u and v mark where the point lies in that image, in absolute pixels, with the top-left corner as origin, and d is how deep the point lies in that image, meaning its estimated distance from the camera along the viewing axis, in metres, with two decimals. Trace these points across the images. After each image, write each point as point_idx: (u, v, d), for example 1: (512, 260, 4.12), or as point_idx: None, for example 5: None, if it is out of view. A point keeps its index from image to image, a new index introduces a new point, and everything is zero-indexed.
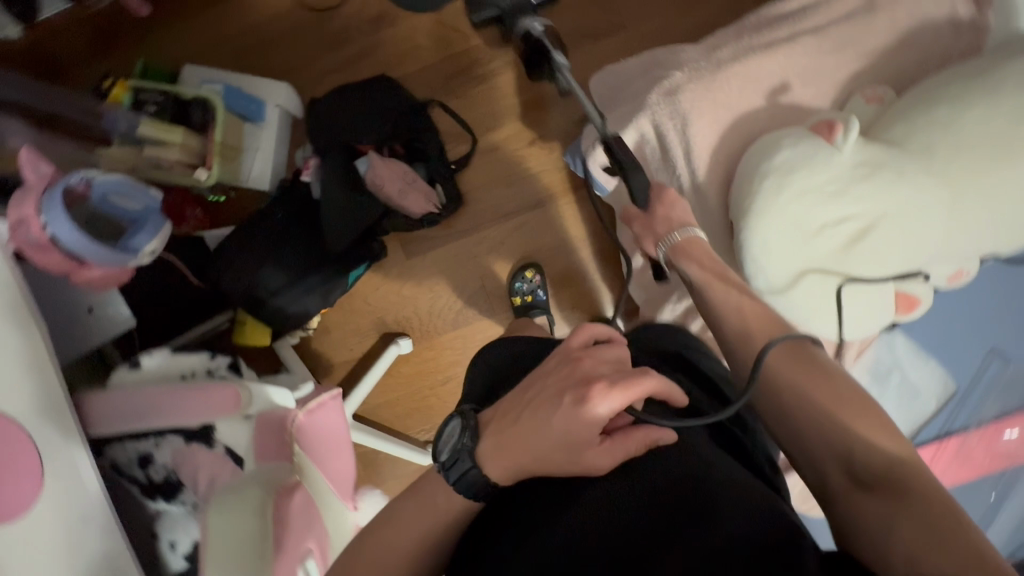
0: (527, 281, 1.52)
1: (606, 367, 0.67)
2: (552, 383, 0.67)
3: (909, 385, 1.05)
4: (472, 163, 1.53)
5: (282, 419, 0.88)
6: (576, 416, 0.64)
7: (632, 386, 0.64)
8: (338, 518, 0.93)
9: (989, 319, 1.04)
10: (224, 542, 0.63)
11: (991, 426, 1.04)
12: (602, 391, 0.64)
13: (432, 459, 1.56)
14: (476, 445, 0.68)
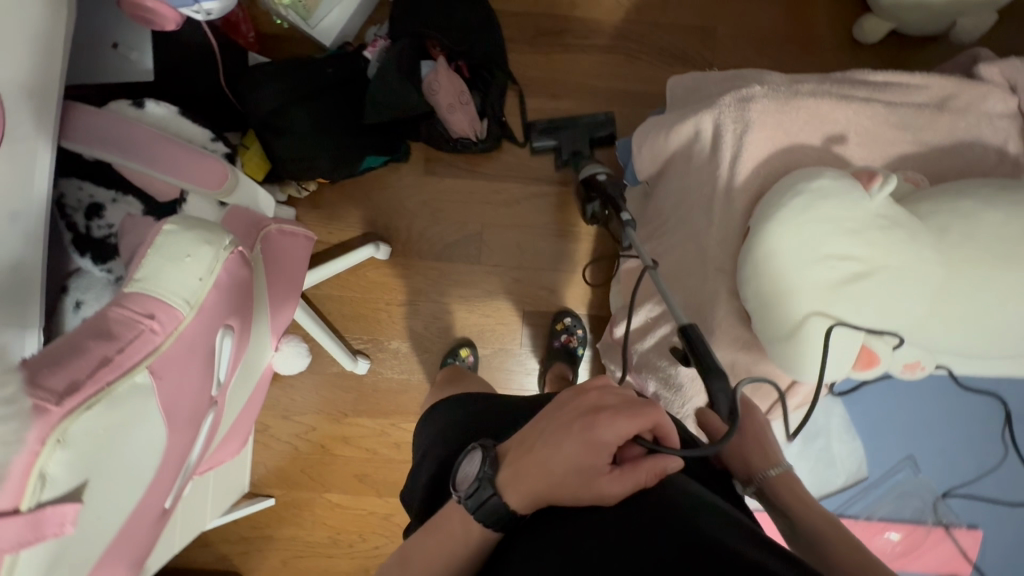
0: (458, 359, 1.54)
1: (613, 398, 0.64)
2: (557, 414, 0.65)
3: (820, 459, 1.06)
4: (523, 118, 1.54)
5: (255, 221, 0.87)
6: (584, 447, 0.60)
7: (634, 417, 0.61)
8: (260, 347, 0.88)
9: (917, 434, 1.08)
10: (175, 252, 0.60)
11: (878, 523, 1.07)
12: (608, 421, 0.61)
13: (356, 367, 1.52)
14: (496, 474, 0.65)
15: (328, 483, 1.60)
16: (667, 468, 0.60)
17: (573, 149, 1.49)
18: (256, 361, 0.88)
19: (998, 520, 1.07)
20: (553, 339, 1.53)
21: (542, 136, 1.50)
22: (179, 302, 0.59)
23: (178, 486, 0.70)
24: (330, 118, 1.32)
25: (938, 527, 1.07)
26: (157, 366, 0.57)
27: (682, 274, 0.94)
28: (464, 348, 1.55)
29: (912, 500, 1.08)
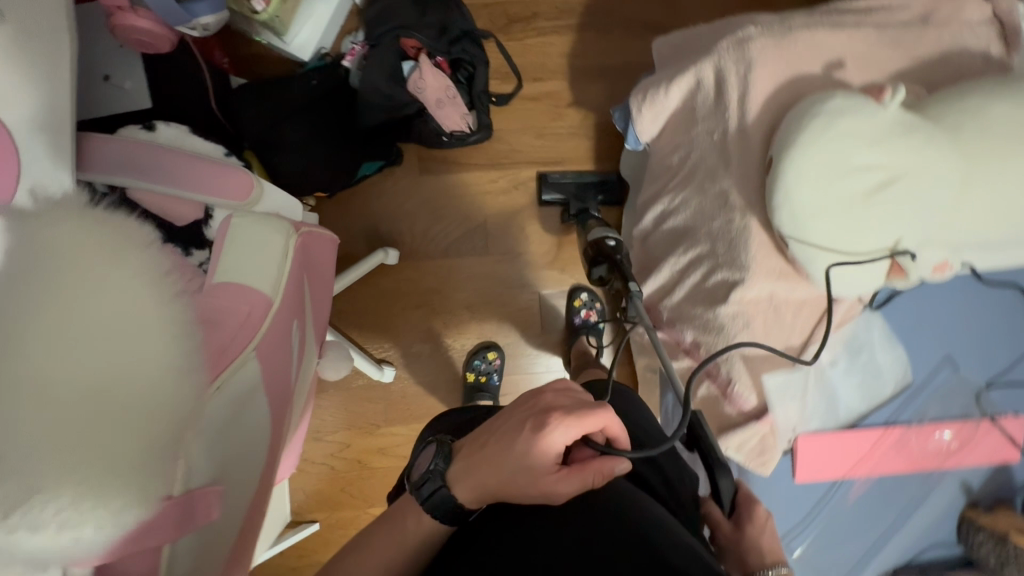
0: (486, 361, 1.53)
1: (565, 400, 0.71)
2: (515, 417, 0.70)
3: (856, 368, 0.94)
4: (511, 105, 1.56)
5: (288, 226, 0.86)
6: (537, 444, 0.66)
7: (586, 416, 0.68)
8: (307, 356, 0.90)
9: (962, 328, 0.95)
10: (252, 250, 0.78)
11: (930, 425, 0.93)
12: (561, 420, 0.67)
13: (382, 376, 1.50)
14: (448, 468, 0.73)
15: (370, 498, 1.58)
16: (614, 468, 0.68)
17: (582, 206, 1.51)
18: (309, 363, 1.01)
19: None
20: (573, 316, 1.54)
21: (549, 189, 1.53)
22: (267, 288, 0.77)
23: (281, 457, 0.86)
24: (325, 132, 1.33)
25: (987, 420, 0.94)
26: (260, 348, 0.76)
27: (707, 219, 0.97)
28: (490, 349, 1.55)
29: (954, 396, 0.94)
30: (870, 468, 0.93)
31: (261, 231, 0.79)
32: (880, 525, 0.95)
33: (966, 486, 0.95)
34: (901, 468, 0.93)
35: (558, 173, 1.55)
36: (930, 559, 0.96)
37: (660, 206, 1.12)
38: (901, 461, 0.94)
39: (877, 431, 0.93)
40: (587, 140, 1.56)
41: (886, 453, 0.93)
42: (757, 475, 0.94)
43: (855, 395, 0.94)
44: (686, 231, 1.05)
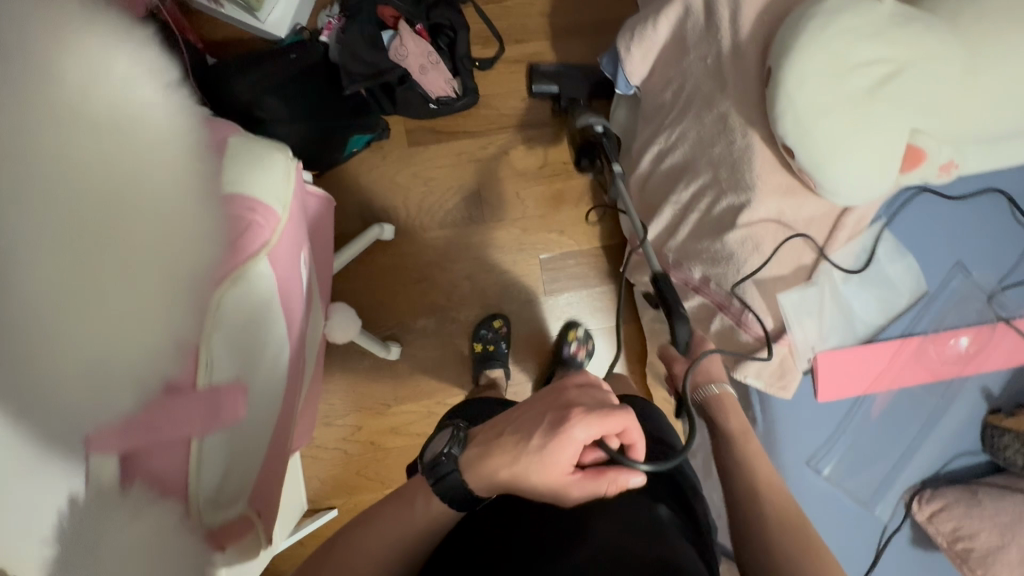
0: (492, 330, 1.53)
1: (589, 398, 0.65)
2: (531, 413, 0.66)
3: (865, 281, 0.94)
4: (495, 70, 1.54)
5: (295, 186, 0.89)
6: (552, 442, 0.62)
7: (607, 419, 0.62)
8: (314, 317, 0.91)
9: (971, 231, 0.95)
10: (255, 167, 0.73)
11: (946, 331, 0.92)
12: (579, 420, 0.61)
13: (389, 353, 1.47)
14: (461, 453, 0.70)
15: (389, 480, 1.56)
16: (628, 483, 0.63)
17: (573, 96, 1.49)
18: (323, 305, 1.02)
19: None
20: (563, 346, 1.52)
21: (542, 79, 1.50)
22: (275, 203, 0.73)
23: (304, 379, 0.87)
24: (303, 103, 1.32)
25: (1002, 322, 0.93)
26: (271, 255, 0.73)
27: (706, 147, 0.96)
28: (496, 318, 1.54)
29: (969, 301, 0.94)
30: (892, 382, 0.92)
31: (268, 150, 0.75)
32: (905, 439, 0.95)
33: (987, 391, 0.96)
34: (923, 379, 0.92)
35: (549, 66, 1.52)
36: (958, 467, 0.96)
37: (654, 148, 1.10)
38: (923, 372, 0.93)
39: (894, 343, 0.93)
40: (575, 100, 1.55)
41: (906, 365, 0.93)
42: (778, 400, 0.94)
43: (867, 308, 0.94)
44: (686, 165, 1.03)
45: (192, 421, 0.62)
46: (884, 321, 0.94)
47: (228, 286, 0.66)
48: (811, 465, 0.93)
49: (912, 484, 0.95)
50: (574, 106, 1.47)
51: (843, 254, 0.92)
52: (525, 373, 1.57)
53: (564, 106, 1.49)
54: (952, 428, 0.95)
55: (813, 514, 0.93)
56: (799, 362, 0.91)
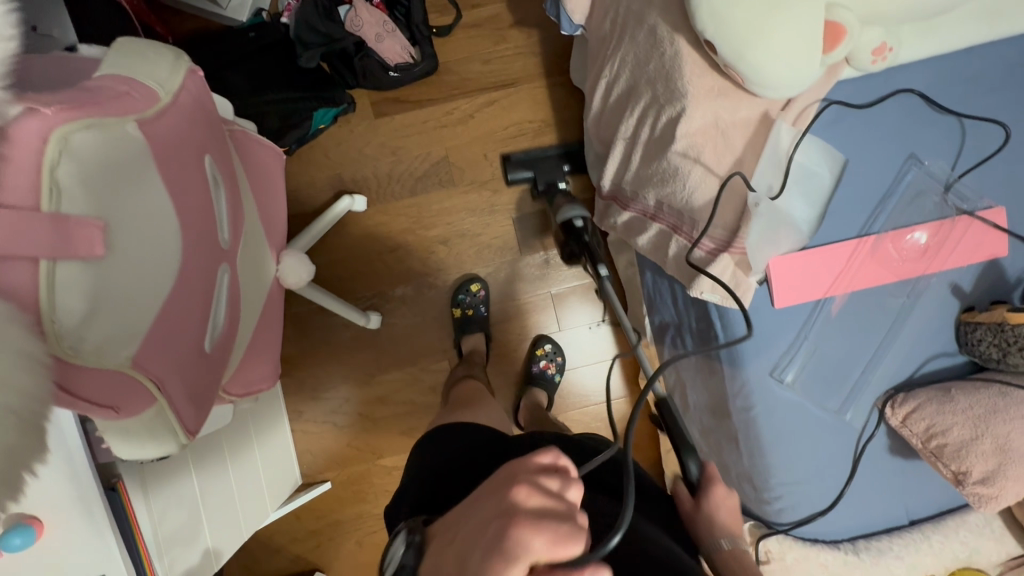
0: (471, 295, 1.54)
1: (543, 495, 0.51)
2: (478, 520, 0.52)
3: (808, 180, 0.90)
4: (454, 36, 1.55)
5: (242, 137, 0.85)
6: (494, 561, 0.47)
7: (560, 544, 0.47)
8: (259, 259, 0.86)
9: (928, 122, 0.91)
10: (144, 64, 0.50)
11: (902, 225, 0.90)
12: (522, 532, 0.47)
13: (367, 320, 1.50)
14: (418, 565, 0.57)
15: (379, 450, 1.56)
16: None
17: (548, 179, 1.48)
18: (255, 219, 0.83)
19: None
20: (533, 363, 1.54)
21: (517, 167, 1.50)
22: (152, 83, 0.49)
23: (224, 296, 0.66)
24: (263, 83, 1.36)
25: (962, 214, 0.90)
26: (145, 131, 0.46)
27: (644, 66, 0.95)
28: (473, 282, 1.55)
29: (925, 195, 0.91)
30: (850, 285, 0.90)
31: (166, 45, 0.54)
32: (871, 344, 0.92)
33: (955, 288, 0.92)
34: (881, 278, 0.90)
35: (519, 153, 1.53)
36: (932, 371, 0.93)
37: (604, 80, 1.09)
38: (881, 271, 0.90)
39: (851, 243, 0.90)
40: (535, 58, 1.55)
41: (863, 265, 0.90)
42: (735, 314, 0.92)
43: (811, 211, 0.90)
44: (630, 90, 1.03)
45: (25, 239, 0.35)
46: (823, 215, 0.90)
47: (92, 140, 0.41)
48: (775, 374, 0.91)
49: (883, 391, 0.92)
50: (551, 190, 1.46)
51: (769, 155, 0.88)
52: (506, 333, 1.58)
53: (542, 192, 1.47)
54: (920, 327, 0.92)
55: (780, 428, 0.92)
56: (754, 272, 0.88)
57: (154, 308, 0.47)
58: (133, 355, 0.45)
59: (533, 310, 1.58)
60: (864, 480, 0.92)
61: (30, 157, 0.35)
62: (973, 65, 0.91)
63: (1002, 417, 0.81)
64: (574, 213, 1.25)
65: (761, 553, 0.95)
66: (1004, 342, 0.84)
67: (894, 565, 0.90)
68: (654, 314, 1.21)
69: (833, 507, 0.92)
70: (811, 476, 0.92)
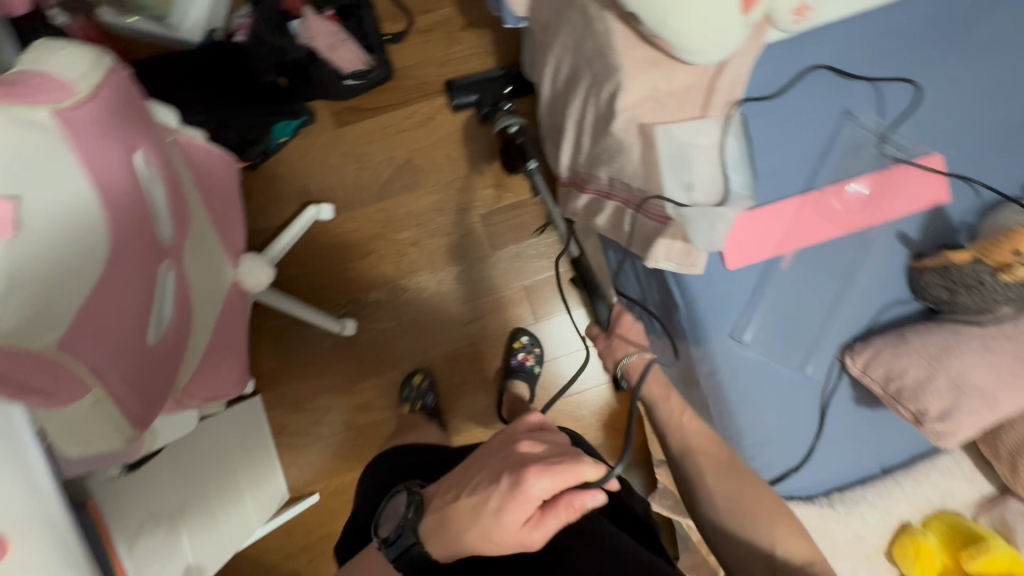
0: (414, 388, 1.52)
1: (539, 444, 0.59)
2: (486, 473, 0.59)
3: (737, 147, 0.91)
4: (407, 42, 1.58)
5: (193, 143, 0.87)
6: (509, 503, 0.54)
7: (562, 475, 0.53)
8: (215, 262, 0.86)
9: (860, 77, 0.93)
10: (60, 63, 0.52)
11: (841, 178, 0.93)
12: (532, 474, 0.53)
13: (342, 326, 1.50)
14: (419, 522, 0.66)
15: (365, 458, 1.55)
16: (587, 505, 0.54)
17: (491, 100, 1.51)
18: (206, 221, 0.84)
19: (965, 137, 0.95)
20: (511, 357, 1.54)
21: (459, 94, 1.52)
22: (68, 77, 0.50)
23: (170, 292, 0.66)
24: (218, 96, 1.37)
25: (900, 162, 0.93)
26: (61, 125, 0.47)
27: (582, 47, 0.97)
28: (417, 374, 1.55)
29: (863, 147, 0.94)
30: (799, 240, 0.92)
31: (84, 44, 0.55)
32: (826, 296, 0.94)
33: (902, 236, 0.94)
34: (828, 230, 0.92)
35: (463, 79, 1.54)
36: (890, 319, 0.95)
37: (550, 67, 1.12)
38: (827, 223, 0.93)
39: (796, 199, 0.92)
40: (489, 57, 1.58)
41: (809, 220, 0.92)
42: (692, 279, 0.93)
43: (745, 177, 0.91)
44: (573, 74, 1.05)
45: None
46: (754, 179, 0.91)
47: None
48: (735, 336, 0.92)
49: (843, 342, 0.94)
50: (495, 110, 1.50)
51: (668, 162, 0.88)
52: (484, 330, 1.59)
53: (484, 112, 1.50)
54: (872, 276, 0.94)
55: (745, 387, 0.92)
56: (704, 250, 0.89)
57: (80, 294, 0.48)
58: (60, 337, 0.46)
59: (509, 304, 1.59)
60: (833, 433, 0.93)
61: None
62: (899, 19, 0.93)
63: (953, 353, 0.84)
64: (509, 120, 1.32)
65: None
66: (950, 282, 0.85)
67: (869, 514, 0.91)
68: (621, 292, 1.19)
69: (804, 463, 0.93)
70: (780, 434, 0.93)
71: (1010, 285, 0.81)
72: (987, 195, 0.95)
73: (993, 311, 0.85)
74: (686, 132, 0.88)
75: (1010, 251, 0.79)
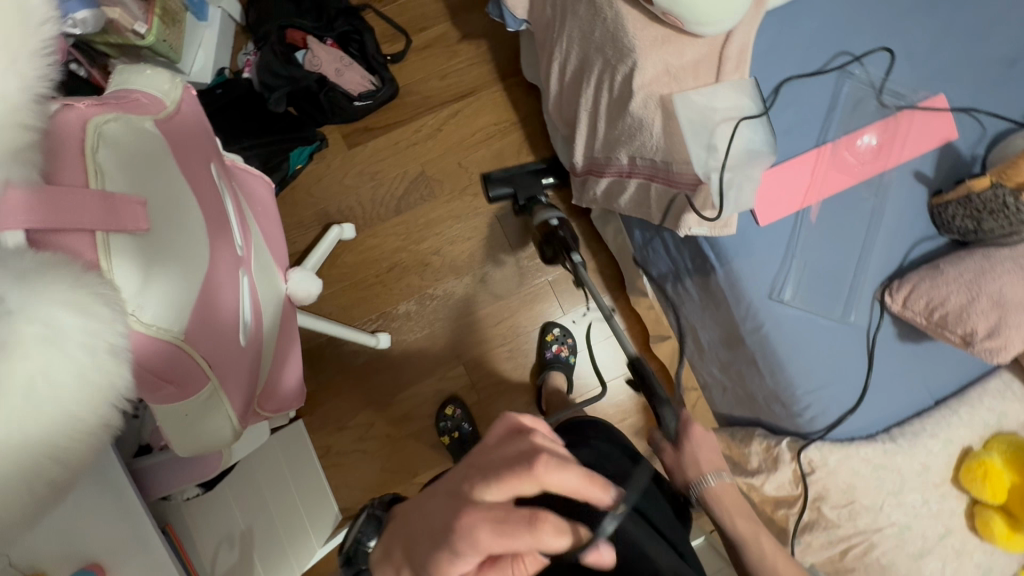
0: (450, 418, 1.54)
1: (485, 484, 0.42)
2: (426, 512, 0.45)
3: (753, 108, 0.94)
4: (407, 60, 1.63)
5: (239, 169, 0.91)
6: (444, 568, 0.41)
7: (504, 538, 0.39)
8: (271, 276, 0.89)
9: (857, 32, 0.99)
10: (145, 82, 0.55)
11: (851, 132, 0.97)
12: (465, 537, 0.40)
13: (376, 340, 1.51)
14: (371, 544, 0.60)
15: (414, 468, 1.55)
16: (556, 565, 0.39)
17: (529, 193, 1.52)
18: (259, 235, 0.86)
19: (964, 76, 1.00)
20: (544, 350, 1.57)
21: (497, 183, 1.55)
22: (157, 93, 0.54)
23: (248, 296, 0.69)
24: (236, 131, 1.43)
25: (903, 109, 0.99)
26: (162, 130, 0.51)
27: (591, 36, 1.02)
28: (448, 405, 1.55)
29: (865, 99, 0.99)
30: (821, 192, 0.96)
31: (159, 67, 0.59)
32: (856, 242, 0.98)
33: (919, 175, 0.99)
34: (845, 181, 0.97)
35: (500, 171, 1.58)
36: (921, 255, 0.98)
37: (557, 63, 1.17)
38: (843, 175, 0.97)
39: (812, 154, 0.96)
40: (488, 66, 1.64)
41: (826, 174, 0.97)
42: (727, 241, 0.96)
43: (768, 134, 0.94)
44: (583, 64, 1.10)
45: (85, 209, 0.40)
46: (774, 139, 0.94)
47: (119, 126, 0.45)
48: (774, 296, 0.95)
49: (880, 283, 0.97)
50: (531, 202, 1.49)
51: (687, 124, 0.91)
52: (515, 328, 1.61)
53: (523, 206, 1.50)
54: (896, 217, 0.98)
55: (793, 339, 0.95)
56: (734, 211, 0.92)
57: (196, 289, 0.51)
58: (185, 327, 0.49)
59: (536, 300, 1.61)
60: (884, 371, 0.96)
61: (74, 143, 0.41)
62: None
63: (990, 276, 0.88)
64: (551, 214, 1.31)
65: (805, 465, 0.96)
66: (975, 211, 0.89)
67: (932, 444, 0.93)
68: (652, 268, 1.23)
69: (860, 403, 0.95)
70: (832, 378, 0.95)
71: None
72: (993, 128, 1.00)
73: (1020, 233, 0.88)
74: (705, 99, 0.93)
75: None
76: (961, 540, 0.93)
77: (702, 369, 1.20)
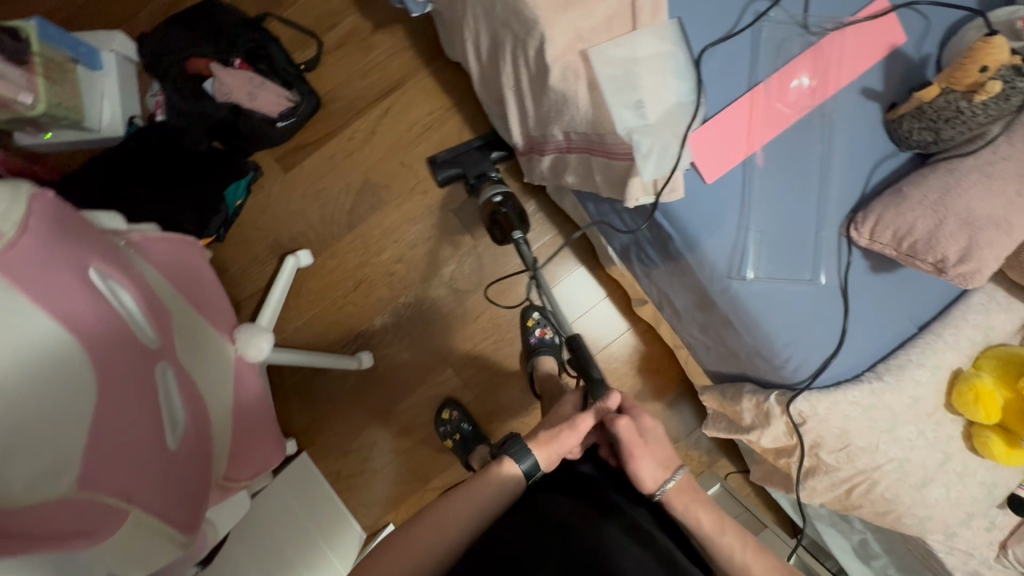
0: (448, 422, 1.53)
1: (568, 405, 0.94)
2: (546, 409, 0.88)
3: (672, 62, 0.86)
4: (324, 65, 1.53)
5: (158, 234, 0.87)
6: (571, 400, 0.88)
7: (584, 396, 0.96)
8: (213, 343, 0.86)
9: None
10: None
11: (780, 71, 0.89)
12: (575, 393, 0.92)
13: (357, 361, 1.49)
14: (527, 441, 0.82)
15: (428, 475, 1.56)
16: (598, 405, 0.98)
17: (478, 171, 1.46)
18: (188, 310, 0.83)
19: None
20: (527, 337, 1.53)
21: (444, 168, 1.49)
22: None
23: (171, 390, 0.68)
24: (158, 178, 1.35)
25: (829, 34, 0.90)
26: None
27: (493, 11, 0.93)
28: (444, 409, 1.54)
29: (788, 38, 0.90)
30: (764, 134, 0.89)
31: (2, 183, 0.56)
32: (811, 182, 0.91)
33: (869, 92, 0.91)
34: (779, 126, 0.89)
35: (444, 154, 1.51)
36: (883, 178, 0.92)
37: (469, 44, 1.08)
38: (775, 122, 0.89)
39: (745, 99, 0.89)
40: (410, 52, 1.53)
41: (762, 121, 0.89)
42: (677, 206, 0.89)
43: (691, 85, 0.87)
44: (494, 40, 1.01)
45: None
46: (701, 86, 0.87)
47: None
48: (735, 275, 0.89)
49: (843, 216, 0.91)
50: (482, 180, 1.44)
51: (609, 82, 0.83)
52: (496, 318, 1.58)
53: (473, 184, 1.45)
54: (848, 143, 0.91)
55: (763, 298, 0.89)
56: (671, 169, 0.85)
57: (75, 443, 0.52)
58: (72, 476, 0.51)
59: (512, 285, 1.57)
60: (862, 309, 0.91)
61: None
62: None
63: (956, 193, 0.83)
64: (494, 192, 1.35)
65: (795, 417, 0.92)
66: (930, 121, 0.82)
67: (921, 374, 0.91)
68: (613, 237, 1.17)
69: (841, 346, 0.91)
70: (807, 326, 0.90)
71: (987, 104, 0.78)
72: (941, 24, 0.92)
73: (986, 137, 0.85)
74: (621, 59, 0.84)
75: (976, 69, 0.76)
76: (963, 462, 0.93)
77: (683, 332, 1.16)
